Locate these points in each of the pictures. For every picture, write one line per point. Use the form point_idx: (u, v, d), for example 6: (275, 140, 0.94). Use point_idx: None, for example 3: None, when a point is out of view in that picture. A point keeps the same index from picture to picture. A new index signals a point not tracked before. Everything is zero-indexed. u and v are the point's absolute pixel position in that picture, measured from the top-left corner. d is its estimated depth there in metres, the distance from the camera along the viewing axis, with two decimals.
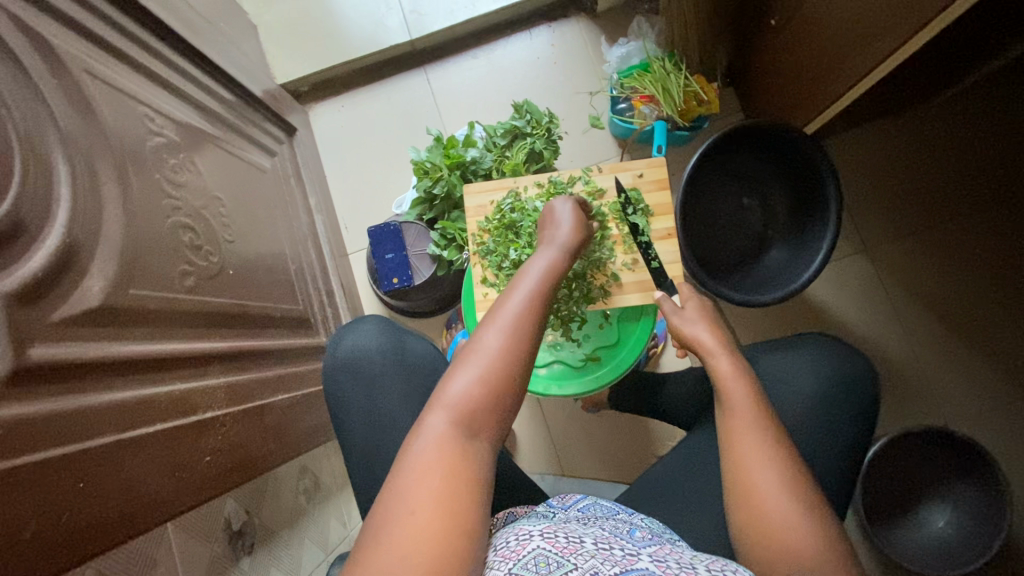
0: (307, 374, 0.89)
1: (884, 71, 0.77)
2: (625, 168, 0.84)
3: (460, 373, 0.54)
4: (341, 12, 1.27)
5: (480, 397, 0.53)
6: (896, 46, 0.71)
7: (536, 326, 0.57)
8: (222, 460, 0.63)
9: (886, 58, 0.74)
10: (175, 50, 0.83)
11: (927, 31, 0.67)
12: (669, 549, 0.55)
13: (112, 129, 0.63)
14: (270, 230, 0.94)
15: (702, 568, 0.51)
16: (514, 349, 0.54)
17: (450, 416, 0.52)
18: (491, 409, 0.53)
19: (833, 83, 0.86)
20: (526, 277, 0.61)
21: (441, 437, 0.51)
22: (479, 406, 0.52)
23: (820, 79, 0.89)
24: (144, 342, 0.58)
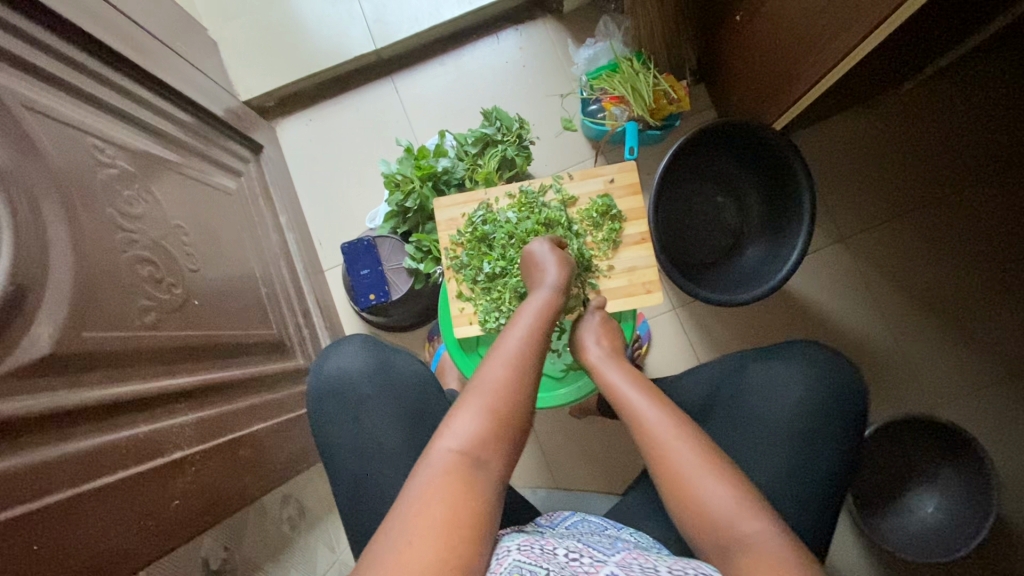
0: (283, 400, 0.87)
1: (854, 60, 0.76)
2: (596, 175, 0.83)
3: (465, 407, 0.55)
4: (303, 24, 1.24)
5: (488, 431, 0.54)
6: (865, 34, 0.70)
7: (538, 363, 0.60)
8: (192, 501, 0.61)
9: (854, 47, 0.73)
10: (125, 74, 0.81)
11: (896, 18, 0.66)
12: (637, 554, 0.56)
13: (57, 165, 0.60)
14: (238, 255, 0.91)
15: (667, 569, 0.52)
16: (515, 384, 0.57)
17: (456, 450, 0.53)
18: (498, 445, 0.54)
19: (803, 74, 0.86)
20: (523, 315, 0.63)
21: (447, 472, 0.51)
22: (487, 441, 0.54)
23: (790, 71, 0.88)
24: (101, 387, 0.56)
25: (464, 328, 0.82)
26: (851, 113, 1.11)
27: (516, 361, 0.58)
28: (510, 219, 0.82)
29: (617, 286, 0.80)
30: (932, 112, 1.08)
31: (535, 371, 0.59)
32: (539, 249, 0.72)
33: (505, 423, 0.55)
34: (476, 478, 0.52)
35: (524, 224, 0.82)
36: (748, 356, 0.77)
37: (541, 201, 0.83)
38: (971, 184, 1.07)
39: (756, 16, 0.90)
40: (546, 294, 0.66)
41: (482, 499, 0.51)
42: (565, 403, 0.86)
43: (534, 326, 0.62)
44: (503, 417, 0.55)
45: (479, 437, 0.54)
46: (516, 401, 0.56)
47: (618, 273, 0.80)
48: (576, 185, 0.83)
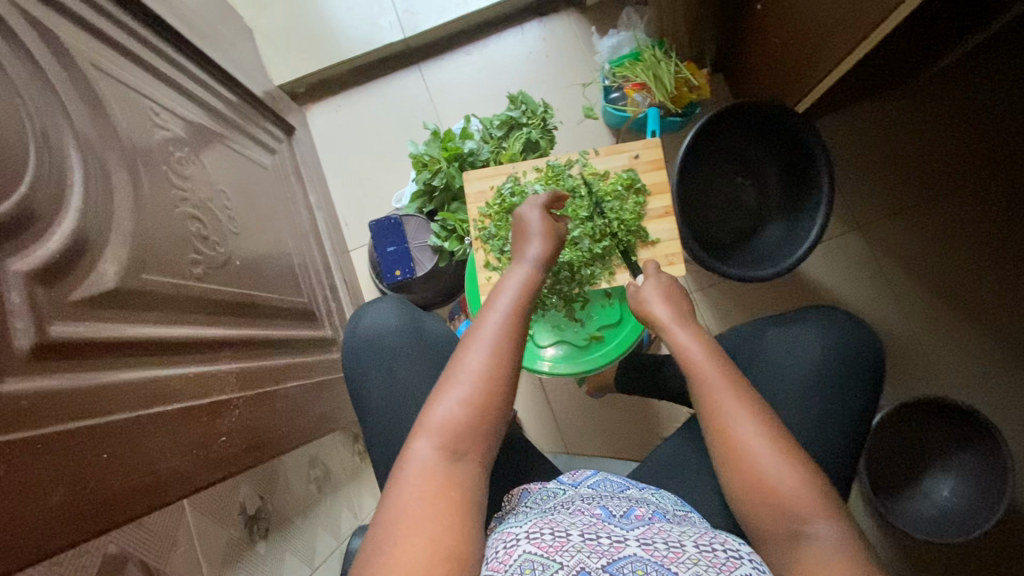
0: (314, 364, 0.90)
1: (866, 50, 0.80)
2: (621, 151, 0.86)
3: (445, 398, 0.55)
4: (335, 13, 1.29)
5: (469, 418, 0.54)
6: (877, 23, 0.74)
7: (521, 343, 0.59)
8: (236, 441, 0.64)
9: (868, 36, 0.77)
10: (176, 49, 0.85)
11: (903, 10, 0.70)
12: (657, 529, 0.56)
13: (120, 122, 0.64)
14: (274, 226, 0.95)
15: (691, 543, 0.53)
16: (495, 368, 0.56)
17: (436, 442, 0.53)
18: (478, 432, 0.54)
19: (825, 57, 0.87)
20: (502, 294, 0.62)
21: (429, 466, 0.51)
22: (468, 432, 0.54)
23: (812, 56, 0.91)
24: (157, 326, 0.59)
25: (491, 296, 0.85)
26: (869, 103, 1.13)
27: (495, 344, 0.58)
28: (537, 192, 0.85)
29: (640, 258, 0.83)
30: (948, 103, 1.10)
31: (516, 352, 0.59)
32: (535, 216, 0.71)
33: (484, 409, 0.55)
34: (456, 469, 0.52)
35: None
36: (768, 324, 0.79)
37: (567, 174, 0.86)
38: (989, 174, 1.08)
39: (777, 7, 0.93)
40: (523, 272, 0.65)
41: (465, 485, 0.51)
42: (594, 369, 0.87)
43: (515, 306, 0.61)
44: (485, 402, 0.55)
45: (458, 429, 0.54)
46: (496, 387, 0.56)
47: (642, 245, 0.83)
48: (602, 160, 0.86)
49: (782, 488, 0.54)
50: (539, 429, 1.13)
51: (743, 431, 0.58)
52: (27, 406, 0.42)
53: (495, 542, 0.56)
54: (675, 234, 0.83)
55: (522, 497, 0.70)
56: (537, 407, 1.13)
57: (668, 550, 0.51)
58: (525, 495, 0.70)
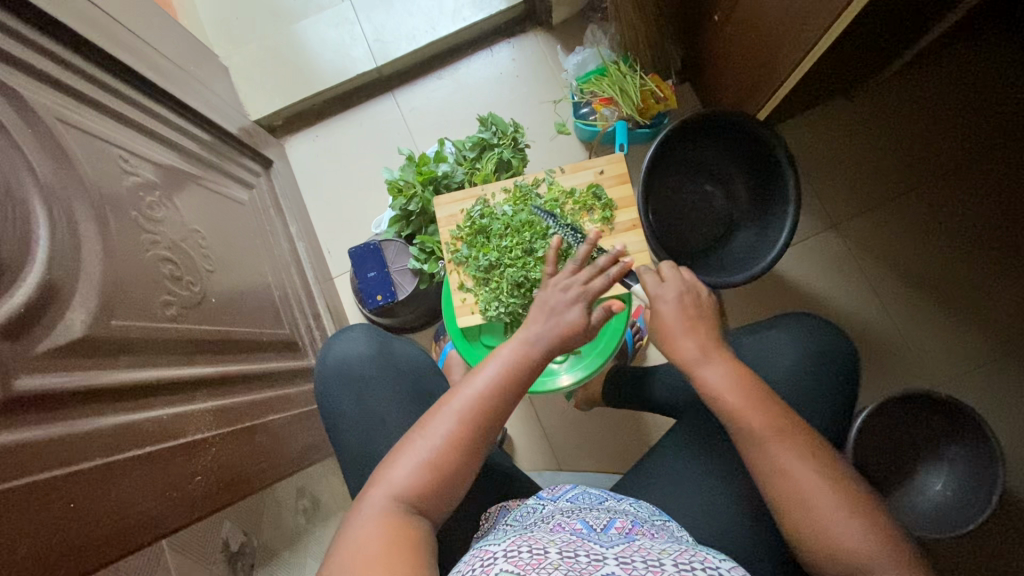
0: (296, 394, 0.91)
1: (818, 54, 0.82)
2: (587, 167, 0.88)
3: (407, 458, 0.54)
4: (307, 47, 1.32)
5: (429, 482, 0.54)
6: (824, 29, 0.77)
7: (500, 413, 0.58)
8: (211, 479, 0.64)
9: (817, 41, 0.79)
10: (146, 94, 0.87)
11: (847, 15, 0.73)
12: (638, 546, 0.56)
13: (87, 172, 0.66)
14: (252, 260, 0.97)
15: (670, 562, 0.52)
16: (465, 440, 0.55)
17: (391, 500, 0.53)
18: (437, 495, 0.54)
19: (790, 52, 0.86)
20: (490, 364, 0.59)
21: (383, 521, 0.52)
22: (423, 494, 0.54)
23: (773, 55, 0.91)
24: (130, 369, 0.60)
25: (466, 317, 0.85)
26: (834, 105, 1.15)
27: (471, 416, 0.56)
28: (505, 213, 0.87)
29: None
30: (909, 99, 1.12)
31: (493, 428, 0.57)
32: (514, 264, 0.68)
33: (446, 478, 0.54)
34: (412, 526, 0.52)
35: (519, 215, 0.86)
36: (742, 333, 0.79)
37: (534, 194, 0.88)
38: (957, 170, 1.09)
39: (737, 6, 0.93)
40: (520, 346, 0.61)
41: (416, 548, 0.51)
42: (575, 384, 0.87)
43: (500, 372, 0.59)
44: (448, 469, 0.55)
45: (414, 489, 0.54)
46: (464, 457, 0.55)
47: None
48: (568, 178, 0.88)
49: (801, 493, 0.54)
50: (527, 446, 1.13)
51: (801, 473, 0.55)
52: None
53: (474, 559, 0.56)
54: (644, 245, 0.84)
55: (501, 514, 0.70)
56: (524, 423, 1.14)
57: (647, 568, 0.51)
58: (503, 513, 0.70)
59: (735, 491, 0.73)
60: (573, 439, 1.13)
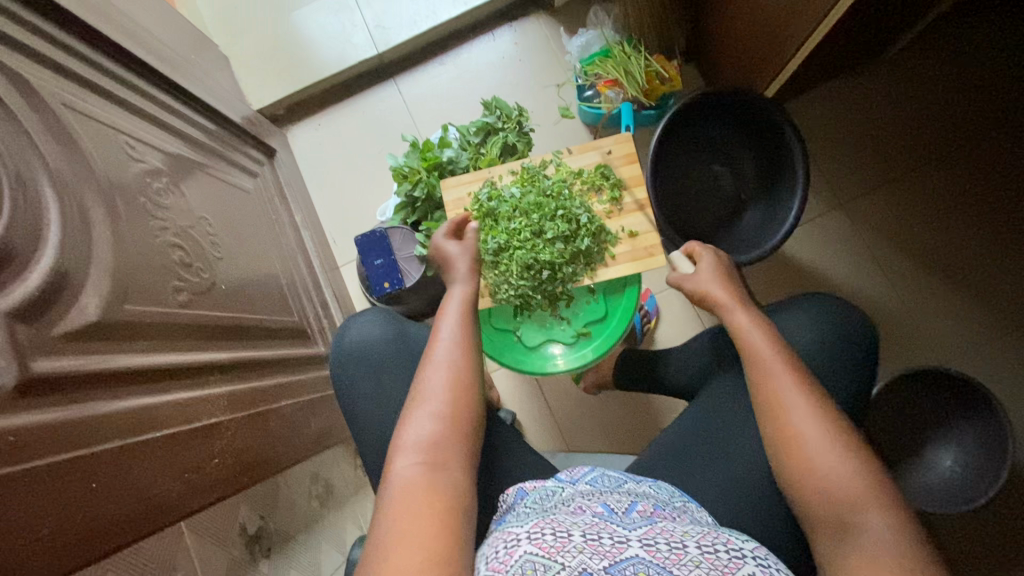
0: (306, 381, 0.91)
1: (827, 29, 0.81)
2: (594, 148, 0.87)
3: (417, 415, 0.60)
4: (308, 35, 1.31)
5: (445, 430, 0.59)
6: (832, 4, 0.75)
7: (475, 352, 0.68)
8: (229, 462, 0.65)
9: (826, 16, 0.78)
10: (148, 81, 0.87)
11: None
12: (660, 528, 0.55)
13: (95, 158, 0.65)
14: (259, 248, 0.97)
15: (694, 544, 0.52)
16: (457, 382, 0.63)
17: (417, 457, 0.57)
18: (455, 441, 0.59)
19: (802, 23, 0.83)
20: (447, 318, 0.69)
21: (414, 480, 0.55)
22: (445, 443, 0.58)
23: (783, 28, 0.88)
24: (145, 355, 0.60)
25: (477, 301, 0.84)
26: (841, 83, 1.14)
27: (451, 361, 0.64)
28: (513, 195, 0.85)
29: (621, 251, 0.84)
30: (916, 76, 1.11)
31: (474, 368, 0.65)
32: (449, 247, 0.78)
33: (458, 421, 0.60)
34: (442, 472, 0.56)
35: (527, 197, 0.84)
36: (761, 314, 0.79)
37: (541, 175, 0.86)
38: (963, 147, 1.09)
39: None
40: (460, 296, 0.72)
41: (453, 490, 0.55)
42: (586, 365, 0.87)
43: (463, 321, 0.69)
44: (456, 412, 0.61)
45: (434, 441, 0.58)
46: (463, 398, 0.62)
47: (623, 238, 0.84)
48: (575, 159, 0.87)
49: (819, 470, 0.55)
50: (538, 431, 1.14)
51: (813, 446, 0.56)
52: (22, 440, 0.43)
53: (496, 541, 0.56)
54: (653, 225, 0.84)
55: (517, 494, 0.69)
56: (534, 408, 1.14)
57: (671, 550, 0.51)
58: (520, 495, 0.69)
59: (750, 469, 0.73)
60: (583, 423, 1.13)
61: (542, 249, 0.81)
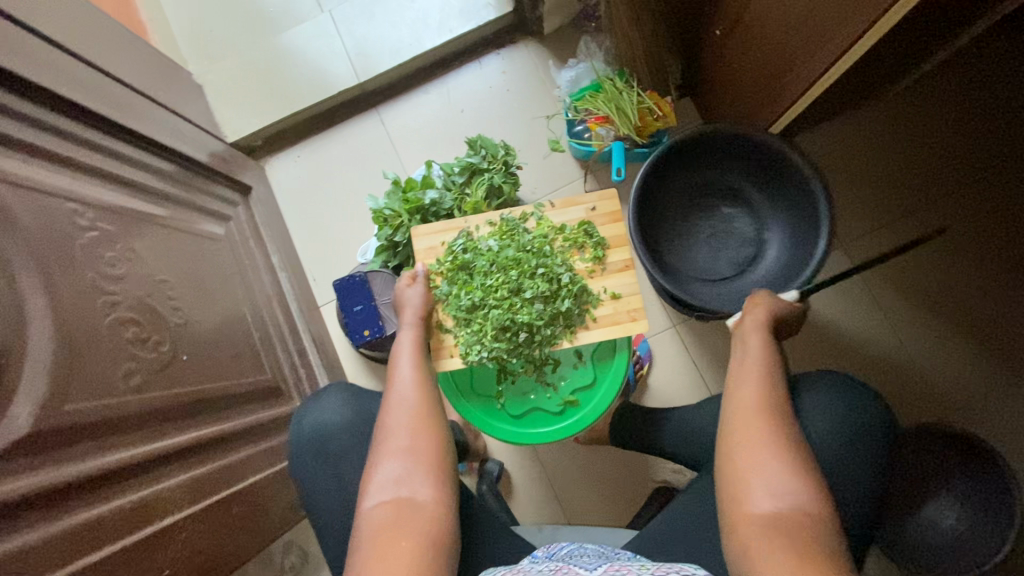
0: (278, 446, 0.86)
1: (836, 74, 0.78)
2: (580, 201, 0.82)
3: (382, 451, 0.63)
4: (285, 63, 1.25)
5: (410, 467, 0.62)
6: (845, 47, 0.72)
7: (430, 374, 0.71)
8: (183, 565, 0.61)
9: (836, 60, 0.75)
10: (103, 131, 0.81)
11: (872, 34, 0.68)
12: (618, 567, 0.57)
13: (34, 236, 0.60)
14: (230, 303, 0.91)
15: None
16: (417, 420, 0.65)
17: (385, 495, 0.60)
18: (421, 476, 0.62)
19: (811, 62, 0.79)
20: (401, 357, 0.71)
21: (381, 524, 0.58)
22: (410, 479, 0.62)
23: (789, 68, 0.84)
24: (83, 461, 0.55)
25: (446, 361, 0.77)
26: (840, 120, 1.10)
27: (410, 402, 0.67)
28: (490, 247, 0.79)
29: (603, 313, 0.78)
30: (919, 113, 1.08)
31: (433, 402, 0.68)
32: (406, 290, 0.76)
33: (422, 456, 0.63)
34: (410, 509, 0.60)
35: (505, 252, 0.79)
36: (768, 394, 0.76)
37: (521, 228, 0.81)
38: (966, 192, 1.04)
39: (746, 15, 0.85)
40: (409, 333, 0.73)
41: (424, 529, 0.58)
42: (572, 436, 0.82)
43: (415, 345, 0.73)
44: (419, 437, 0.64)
45: (400, 474, 0.62)
46: (425, 434, 0.65)
47: (604, 300, 0.78)
48: (558, 212, 0.82)
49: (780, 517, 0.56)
50: (526, 483, 1.09)
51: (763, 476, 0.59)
52: None
53: None
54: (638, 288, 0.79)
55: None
56: (521, 459, 1.10)
57: None
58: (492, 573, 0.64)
59: None
60: (572, 475, 1.08)
61: (521, 310, 0.76)
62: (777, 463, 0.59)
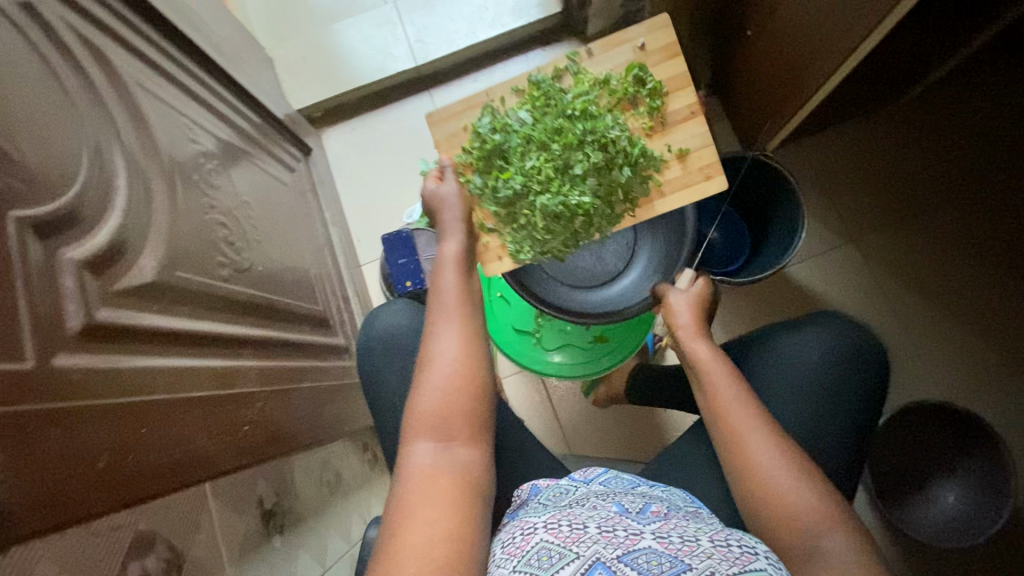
0: (327, 368, 0.94)
1: (840, 76, 0.87)
2: (622, 44, 0.77)
3: (424, 388, 0.63)
4: (350, 44, 1.38)
5: (454, 404, 0.62)
6: (847, 54, 0.81)
7: (474, 317, 0.68)
8: (258, 432, 0.66)
9: (839, 65, 0.84)
10: (203, 70, 0.92)
11: (870, 42, 0.77)
12: (673, 525, 0.58)
13: (158, 133, 0.69)
14: (292, 238, 1.00)
15: (705, 538, 0.54)
16: (462, 353, 0.64)
17: (427, 437, 0.60)
18: (462, 418, 0.62)
19: (818, 69, 0.89)
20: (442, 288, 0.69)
21: (421, 471, 0.58)
22: (453, 416, 0.61)
23: (801, 73, 0.93)
24: (188, 320, 0.62)
25: (495, 264, 0.76)
26: (858, 122, 1.19)
27: (455, 336, 0.65)
28: (524, 119, 0.76)
29: (671, 175, 0.75)
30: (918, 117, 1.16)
31: (475, 337, 0.66)
32: (432, 190, 0.74)
33: (468, 393, 0.63)
34: (452, 451, 0.60)
35: (543, 120, 0.76)
36: (775, 329, 0.81)
37: (556, 89, 0.77)
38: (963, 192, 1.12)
39: (772, 19, 0.94)
40: (453, 256, 0.71)
41: (463, 472, 0.59)
42: (597, 373, 0.92)
43: (461, 283, 0.69)
44: (462, 383, 0.63)
45: (441, 417, 0.61)
46: (467, 372, 0.64)
47: (670, 160, 0.75)
48: (598, 63, 0.78)
49: (799, 493, 0.58)
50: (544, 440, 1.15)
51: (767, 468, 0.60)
52: (84, 380, 0.45)
53: (515, 531, 0.59)
54: (707, 139, 0.75)
55: (532, 490, 0.72)
56: (541, 416, 1.16)
57: (683, 543, 0.53)
58: (535, 492, 0.71)
59: None
60: (590, 435, 1.14)
61: (571, 187, 0.73)
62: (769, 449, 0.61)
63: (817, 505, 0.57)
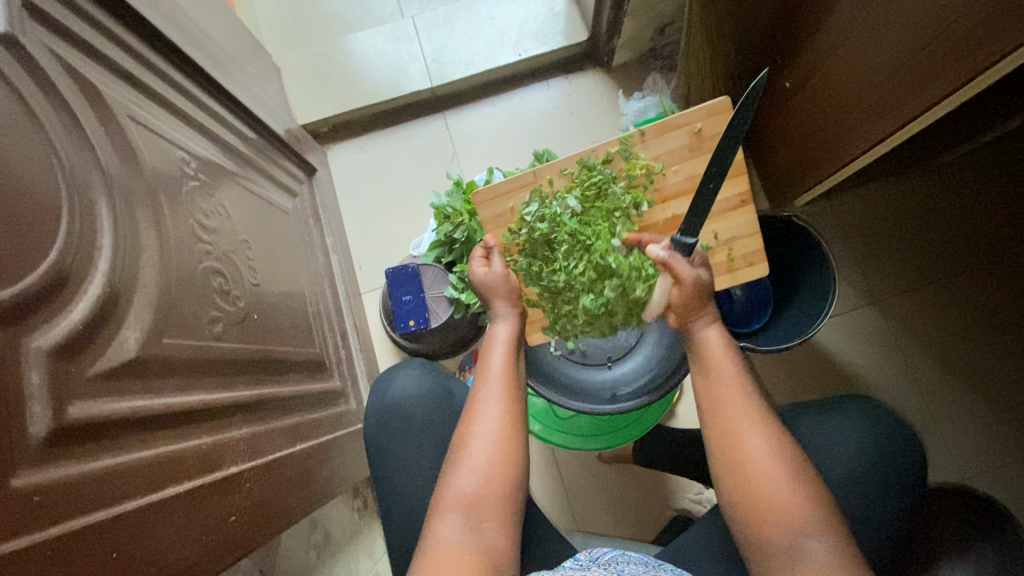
0: (323, 420, 0.87)
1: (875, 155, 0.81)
2: (678, 127, 0.72)
3: (463, 469, 0.58)
4: (362, 58, 1.30)
5: (494, 490, 0.57)
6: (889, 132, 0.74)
7: (520, 398, 0.64)
8: (245, 518, 0.59)
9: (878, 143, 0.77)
10: (203, 90, 0.84)
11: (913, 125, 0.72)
12: None
13: (150, 172, 0.62)
14: (291, 272, 0.93)
15: None
16: (506, 434, 0.60)
17: (458, 514, 0.55)
18: (499, 507, 0.57)
19: (862, 135, 0.79)
20: (489, 360, 0.66)
21: (448, 555, 0.52)
22: (490, 500, 0.57)
23: (840, 137, 0.84)
24: (173, 395, 0.55)
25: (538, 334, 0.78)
26: (890, 182, 1.14)
27: (502, 415, 0.61)
28: (572, 207, 0.73)
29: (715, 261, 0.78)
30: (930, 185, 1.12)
31: (520, 419, 0.62)
32: (482, 274, 0.71)
33: (510, 478, 0.58)
34: (486, 538, 0.55)
35: (590, 211, 0.73)
36: (804, 412, 0.76)
37: (608, 178, 0.73)
38: (974, 262, 1.09)
39: (803, 83, 0.86)
40: (500, 331, 0.68)
41: (490, 561, 0.54)
42: (614, 445, 0.89)
43: (509, 359, 0.66)
44: (504, 467, 0.58)
45: (477, 500, 0.57)
46: (511, 455, 0.59)
47: (715, 246, 0.77)
48: (650, 147, 0.73)
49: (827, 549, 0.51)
50: (544, 497, 1.08)
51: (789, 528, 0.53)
52: (40, 504, 0.39)
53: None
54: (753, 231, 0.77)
55: None
56: (543, 470, 1.09)
57: None
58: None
59: None
60: (592, 493, 1.08)
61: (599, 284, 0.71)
62: (800, 501, 0.54)
63: (802, 502, 0.53)
